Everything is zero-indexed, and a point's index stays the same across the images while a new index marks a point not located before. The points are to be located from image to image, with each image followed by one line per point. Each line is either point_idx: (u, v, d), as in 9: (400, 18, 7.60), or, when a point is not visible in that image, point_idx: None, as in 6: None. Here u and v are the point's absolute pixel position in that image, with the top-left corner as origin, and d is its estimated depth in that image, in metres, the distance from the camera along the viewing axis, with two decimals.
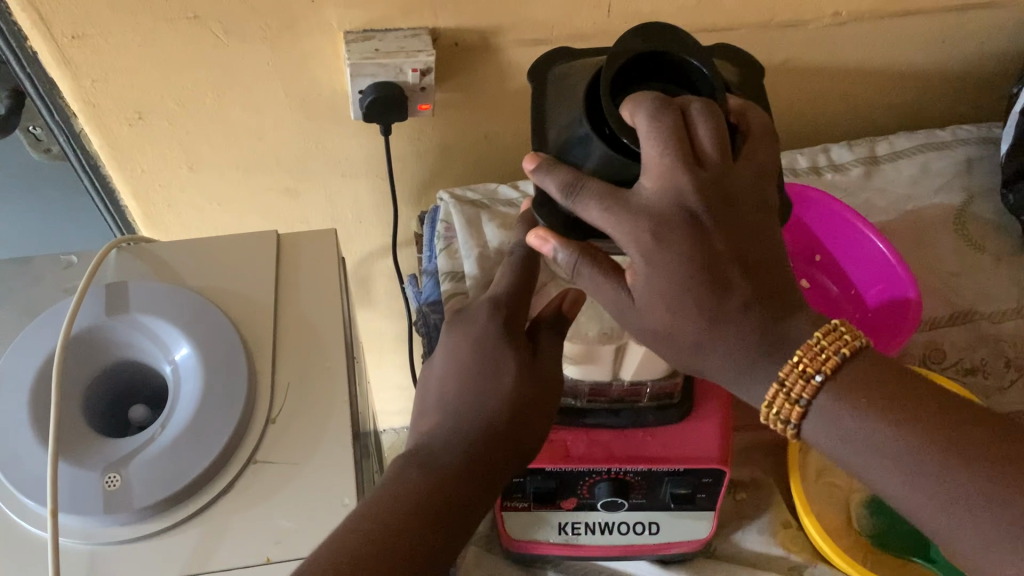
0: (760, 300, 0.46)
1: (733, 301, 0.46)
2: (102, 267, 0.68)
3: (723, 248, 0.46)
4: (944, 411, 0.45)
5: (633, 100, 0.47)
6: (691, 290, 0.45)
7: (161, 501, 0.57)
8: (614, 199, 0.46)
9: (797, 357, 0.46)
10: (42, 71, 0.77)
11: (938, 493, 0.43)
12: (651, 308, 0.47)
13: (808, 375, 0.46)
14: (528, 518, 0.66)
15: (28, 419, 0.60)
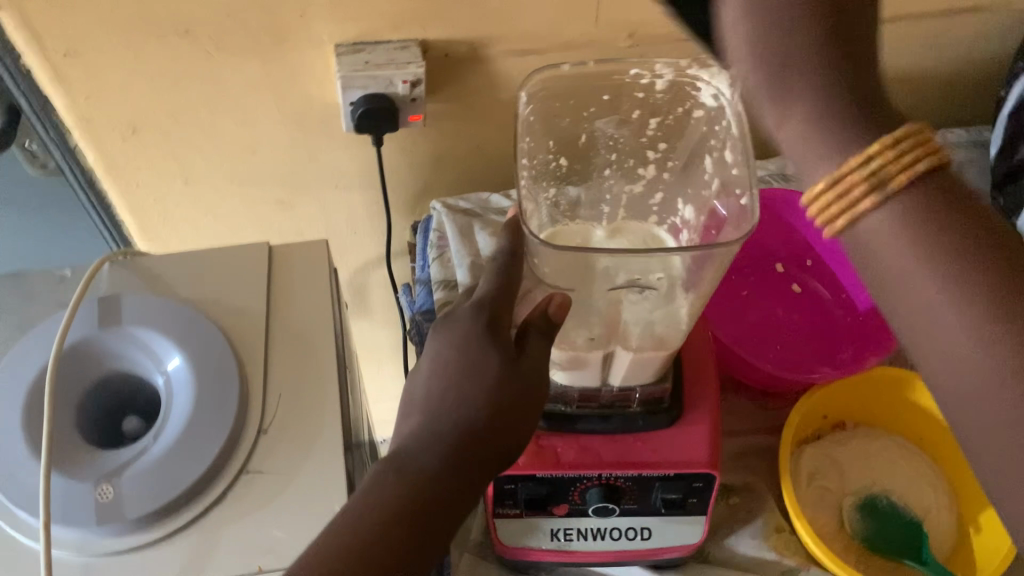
0: (846, 103, 0.42)
1: (814, 77, 0.42)
2: (95, 281, 0.69)
3: (823, 27, 0.42)
4: (1006, 254, 0.39)
5: None
6: (774, 31, 0.41)
7: (154, 512, 0.58)
8: None
9: (868, 150, 0.41)
10: (37, 88, 0.78)
11: (996, 347, 0.38)
12: (788, 140, 0.44)
13: (871, 173, 0.41)
14: (519, 525, 0.66)
15: (22, 432, 0.60)
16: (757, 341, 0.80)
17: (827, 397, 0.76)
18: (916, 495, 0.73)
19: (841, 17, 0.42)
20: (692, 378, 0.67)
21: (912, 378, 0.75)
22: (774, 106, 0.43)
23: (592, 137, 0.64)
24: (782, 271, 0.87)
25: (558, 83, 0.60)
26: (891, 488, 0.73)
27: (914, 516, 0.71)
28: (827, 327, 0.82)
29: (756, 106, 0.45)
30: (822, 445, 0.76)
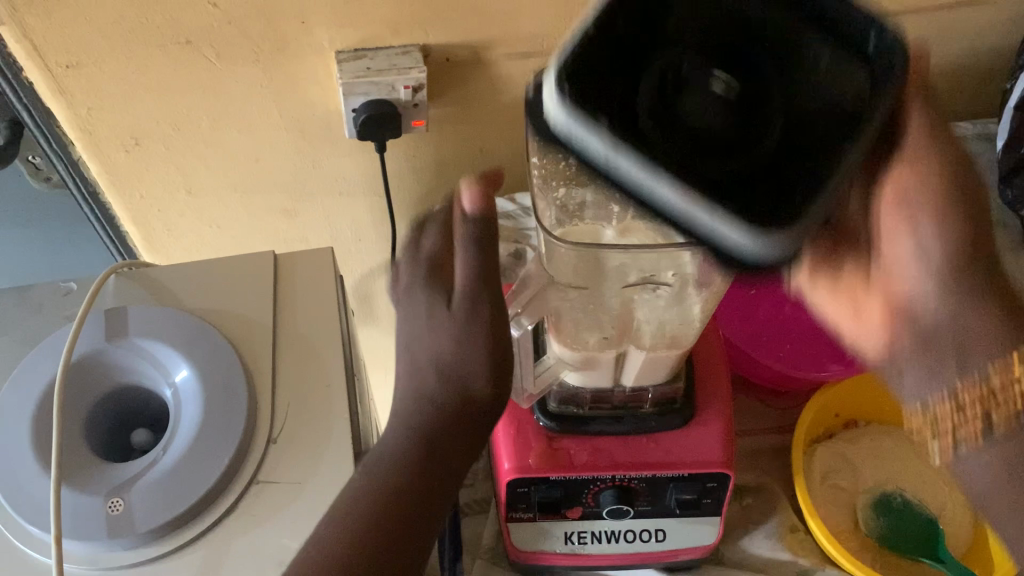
0: (983, 289, 0.50)
1: (983, 285, 0.50)
2: (100, 293, 0.69)
3: (973, 229, 0.50)
4: None
5: (895, 195, 0.52)
6: (965, 291, 0.50)
7: (164, 524, 0.58)
8: (906, 196, 0.51)
9: (987, 383, 0.48)
10: (39, 102, 0.78)
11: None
12: (917, 379, 0.51)
13: (987, 393, 0.48)
14: (532, 529, 0.65)
15: (30, 446, 0.60)
16: (766, 339, 0.79)
17: (836, 397, 0.76)
18: (930, 492, 0.73)
19: (978, 224, 0.51)
20: (704, 376, 0.66)
21: None
22: (936, 325, 0.51)
23: None
24: None
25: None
26: (905, 486, 0.73)
27: (929, 514, 0.71)
28: None
29: (903, 373, 0.53)
30: (835, 443, 0.75)
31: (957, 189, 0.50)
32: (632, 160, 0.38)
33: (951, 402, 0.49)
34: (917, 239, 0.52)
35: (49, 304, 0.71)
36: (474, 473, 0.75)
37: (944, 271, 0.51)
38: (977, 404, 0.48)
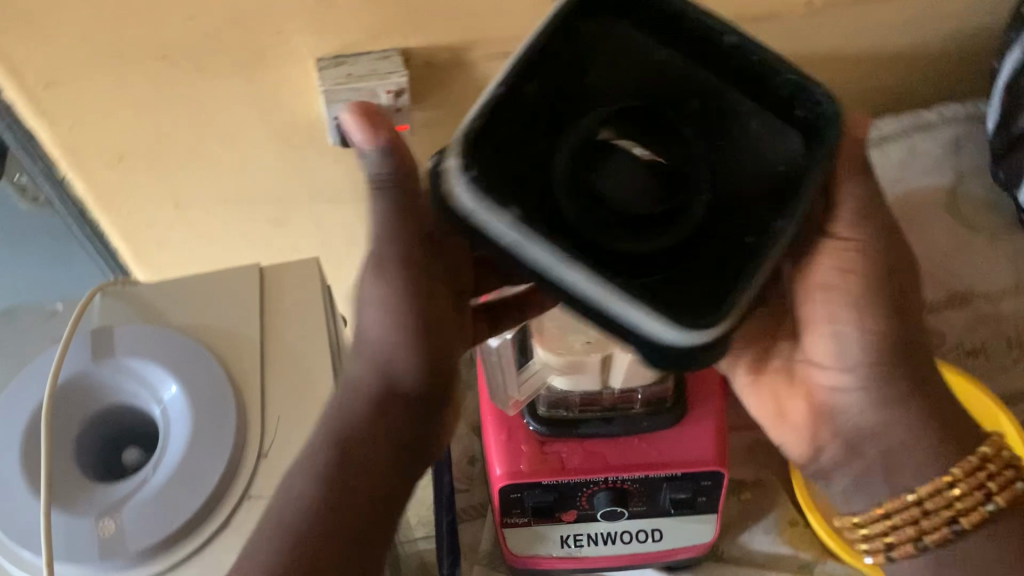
0: (914, 402, 0.54)
1: (914, 408, 0.54)
2: (86, 312, 0.68)
3: (901, 341, 0.54)
4: None
5: (818, 281, 0.55)
6: (894, 401, 0.54)
7: (156, 544, 0.58)
8: (840, 312, 0.54)
9: (934, 483, 0.53)
10: (19, 122, 0.77)
11: None
12: (852, 493, 0.56)
13: (934, 503, 0.53)
14: (528, 534, 0.64)
15: (20, 470, 0.60)
16: None
17: None
18: None
19: (901, 332, 0.54)
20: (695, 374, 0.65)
21: None
22: (883, 444, 0.55)
23: None
24: None
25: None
26: None
27: None
28: None
29: (833, 482, 0.58)
30: None
31: (883, 287, 0.54)
32: (543, 246, 0.40)
33: (883, 518, 0.55)
34: (842, 343, 0.55)
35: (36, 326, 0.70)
36: (470, 478, 0.74)
37: (872, 388, 0.55)
38: (933, 507, 0.53)
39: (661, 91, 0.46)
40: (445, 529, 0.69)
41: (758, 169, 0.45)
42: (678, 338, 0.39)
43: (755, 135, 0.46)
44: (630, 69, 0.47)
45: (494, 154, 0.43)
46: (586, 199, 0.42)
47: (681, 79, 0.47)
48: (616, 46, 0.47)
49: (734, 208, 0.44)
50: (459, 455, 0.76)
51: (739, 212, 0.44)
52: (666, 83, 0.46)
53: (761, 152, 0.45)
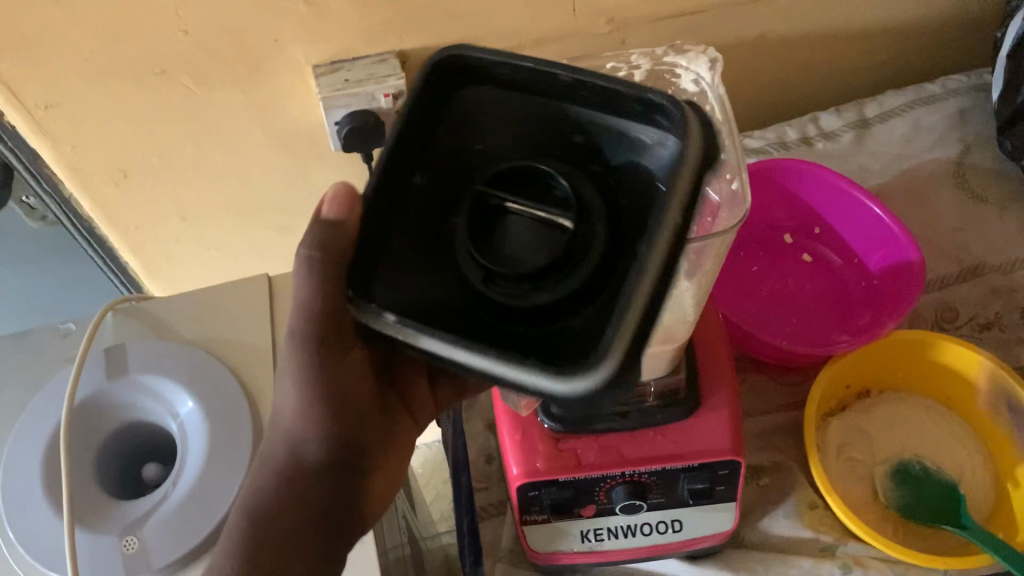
0: None
1: None
2: (99, 331, 0.69)
3: None
4: None
5: None
6: None
7: (178, 560, 0.58)
8: None
9: None
10: (23, 144, 0.78)
11: None
12: None
13: None
14: (547, 530, 0.64)
15: (42, 491, 0.61)
16: (769, 318, 0.79)
17: (847, 367, 0.74)
18: (945, 454, 0.72)
19: None
20: (708, 364, 0.64)
21: (934, 340, 0.72)
22: None
23: None
24: (790, 241, 0.85)
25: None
26: (921, 453, 0.72)
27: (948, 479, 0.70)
28: (840, 296, 0.80)
29: None
30: (849, 414, 0.75)
31: None
32: (441, 340, 0.37)
33: None
34: None
35: (50, 347, 0.71)
36: (488, 477, 0.74)
37: None
38: None
39: (536, 142, 0.43)
40: (466, 529, 0.70)
41: (644, 193, 0.41)
42: (555, 386, 0.35)
43: (637, 151, 0.42)
44: (499, 130, 0.44)
45: (406, 262, 0.42)
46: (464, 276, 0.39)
47: (553, 123, 0.43)
48: (481, 117, 0.44)
49: (625, 236, 0.39)
50: (476, 453, 0.76)
51: (635, 240, 0.39)
52: (540, 134, 0.44)
53: (641, 176, 0.41)
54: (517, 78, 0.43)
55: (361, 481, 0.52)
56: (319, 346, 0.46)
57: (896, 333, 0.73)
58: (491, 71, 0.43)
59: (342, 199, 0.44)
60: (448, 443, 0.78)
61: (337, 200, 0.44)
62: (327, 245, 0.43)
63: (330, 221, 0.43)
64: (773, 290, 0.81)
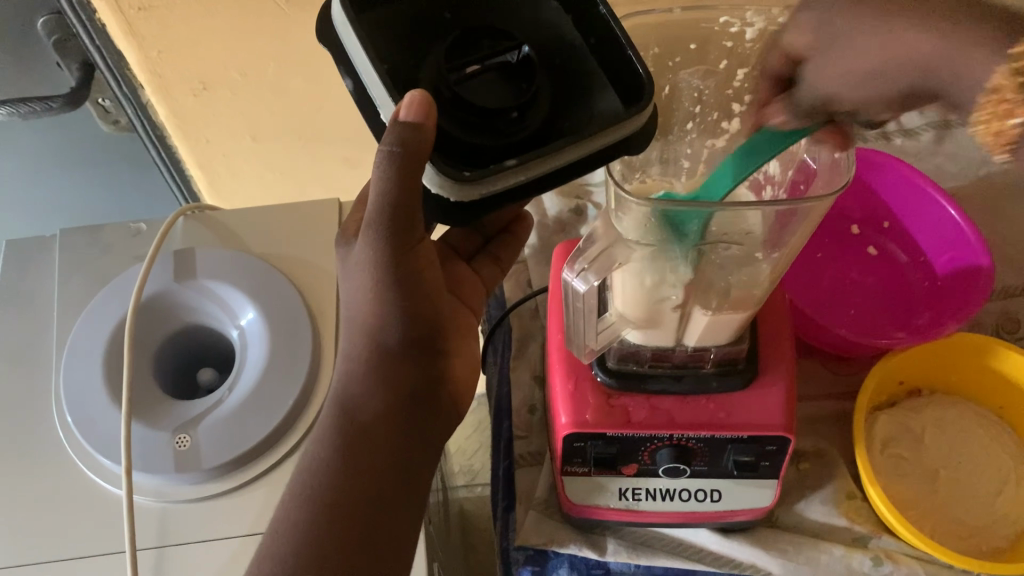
0: None
1: None
2: (170, 233, 0.70)
3: None
4: None
5: None
6: None
7: (227, 462, 0.60)
8: None
9: None
10: (110, 42, 0.78)
11: None
12: None
13: None
14: (587, 483, 0.65)
15: (102, 380, 0.63)
16: (830, 305, 0.78)
17: (902, 364, 0.74)
18: (991, 464, 0.71)
19: None
20: (769, 342, 0.64)
21: (994, 346, 0.72)
22: None
23: (675, 90, 0.56)
24: (857, 232, 0.84)
25: (640, 28, 0.55)
26: (969, 460, 0.71)
27: (991, 470, 0.71)
28: (902, 291, 0.79)
29: None
30: (899, 413, 0.74)
31: None
32: (547, 158, 0.44)
33: None
34: None
35: (119, 244, 0.72)
36: (529, 426, 0.74)
37: None
38: None
39: (427, 22, 0.49)
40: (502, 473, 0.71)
41: (538, 14, 0.50)
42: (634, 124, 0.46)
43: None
44: (407, 38, 0.48)
45: (443, 149, 0.46)
46: (472, 123, 0.46)
47: (425, 15, 0.49)
48: (378, 32, 0.48)
49: (555, 50, 0.50)
50: (520, 402, 0.76)
51: (555, 62, 0.49)
52: (426, 26, 0.49)
53: (532, 27, 0.50)
54: None
55: (433, 358, 0.54)
56: (391, 232, 0.47)
57: (959, 335, 0.73)
58: None
59: (423, 105, 0.42)
60: (494, 388, 0.78)
61: (416, 106, 0.42)
62: (404, 152, 0.42)
63: (411, 125, 0.41)
64: (832, 278, 0.81)
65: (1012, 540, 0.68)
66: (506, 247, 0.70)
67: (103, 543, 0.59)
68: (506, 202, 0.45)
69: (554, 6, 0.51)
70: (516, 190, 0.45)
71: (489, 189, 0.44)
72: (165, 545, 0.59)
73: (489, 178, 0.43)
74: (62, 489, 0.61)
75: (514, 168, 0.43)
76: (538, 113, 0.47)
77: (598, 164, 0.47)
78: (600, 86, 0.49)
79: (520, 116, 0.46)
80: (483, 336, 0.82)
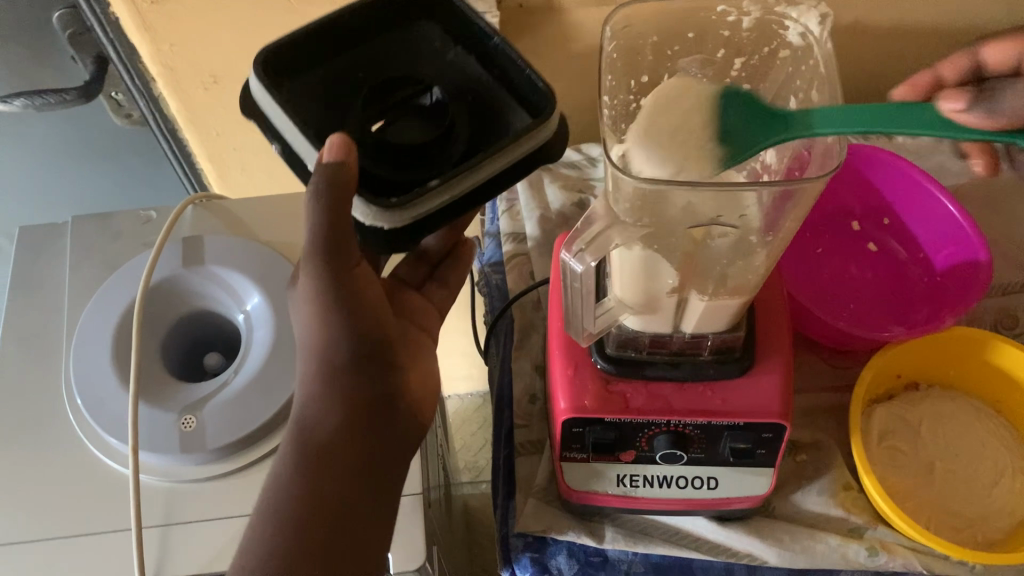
0: None
1: None
2: (179, 221, 0.72)
3: None
4: None
5: None
6: None
7: (232, 443, 0.61)
8: None
9: None
10: (123, 36, 0.80)
11: None
12: None
13: None
14: (585, 470, 0.66)
15: (111, 362, 0.64)
16: (829, 299, 0.79)
17: (900, 357, 0.75)
18: (988, 456, 0.71)
19: None
20: (767, 332, 0.65)
21: (990, 340, 0.73)
22: None
23: (675, 77, 0.58)
24: (858, 229, 0.85)
25: (643, 15, 0.55)
26: (966, 452, 0.72)
27: (988, 462, 0.71)
28: (901, 285, 0.80)
29: None
30: (897, 406, 0.75)
31: None
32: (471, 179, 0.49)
33: None
34: None
35: (130, 231, 0.74)
36: (529, 416, 0.75)
37: None
38: None
39: (346, 79, 0.55)
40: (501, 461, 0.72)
41: (445, 58, 0.57)
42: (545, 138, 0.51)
43: (410, 44, 0.57)
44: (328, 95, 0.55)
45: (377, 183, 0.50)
46: (397, 158, 0.52)
47: (347, 74, 0.56)
48: (300, 92, 0.54)
49: (467, 84, 0.56)
50: (521, 392, 0.77)
51: (468, 91, 0.55)
52: (351, 82, 0.55)
53: (443, 69, 0.57)
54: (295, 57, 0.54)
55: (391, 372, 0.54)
56: (324, 254, 0.48)
57: (956, 329, 0.74)
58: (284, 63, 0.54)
59: (343, 147, 0.46)
60: (496, 378, 0.79)
61: (336, 148, 0.45)
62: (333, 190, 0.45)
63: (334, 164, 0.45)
64: (831, 274, 0.82)
65: (1007, 532, 0.68)
66: (454, 267, 0.70)
67: (109, 521, 0.60)
68: (439, 222, 0.49)
69: (461, 50, 0.57)
70: (446, 211, 0.50)
71: (418, 211, 0.48)
72: (170, 523, 0.60)
73: (418, 203, 0.48)
74: (70, 469, 0.63)
75: (437, 188, 0.48)
76: (459, 140, 0.53)
77: (524, 173, 0.52)
78: (512, 106, 0.54)
79: (443, 145, 0.52)
80: (486, 328, 0.83)
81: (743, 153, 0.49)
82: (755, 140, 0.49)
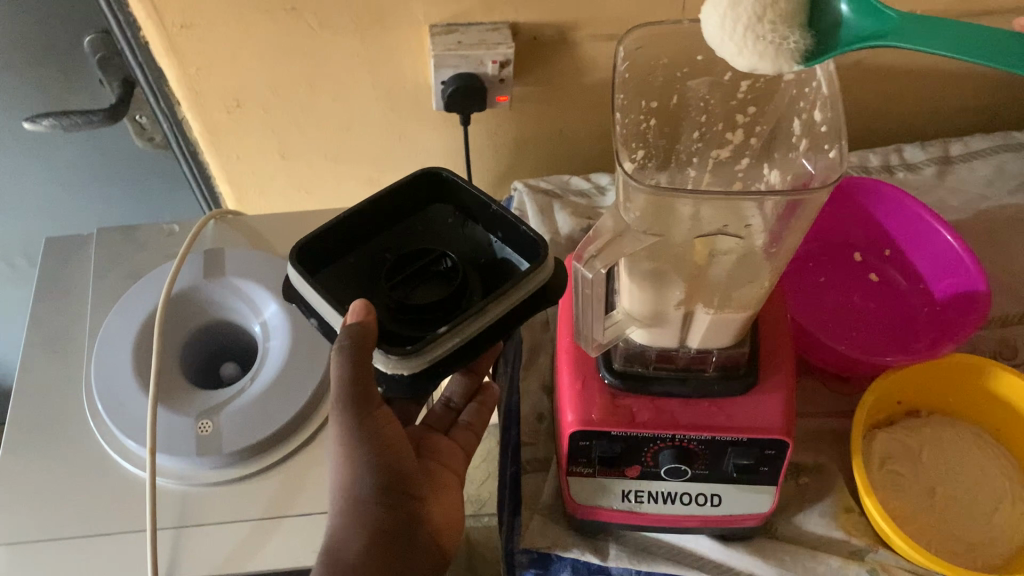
0: None
1: None
2: (201, 236, 0.76)
3: None
4: None
5: None
6: None
7: (246, 448, 0.63)
8: None
9: None
10: (152, 60, 0.82)
11: None
12: None
13: None
14: (591, 484, 0.67)
15: (132, 368, 0.67)
16: (832, 326, 0.81)
17: (899, 383, 0.76)
18: (988, 484, 0.72)
19: None
20: (770, 352, 0.66)
21: (988, 366, 0.74)
22: None
23: (683, 98, 0.61)
24: (860, 259, 0.87)
25: (653, 38, 0.58)
26: (966, 478, 0.73)
27: (989, 490, 0.72)
28: (902, 316, 0.81)
29: None
30: (898, 432, 0.76)
31: None
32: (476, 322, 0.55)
33: None
34: None
35: (154, 242, 0.78)
36: (536, 433, 0.77)
37: None
38: None
39: (371, 263, 0.63)
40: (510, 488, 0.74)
41: (456, 235, 0.65)
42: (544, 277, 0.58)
43: (425, 224, 0.66)
44: (356, 276, 0.62)
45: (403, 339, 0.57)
46: (419, 317, 0.58)
47: (375, 259, 0.63)
48: (332, 280, 0.61)
49: (478, 255, 0.64)
50: (528, 410, 0.78)
51: (478, 264, 0.63)
52: (374, 267, 0.63)
53: (458, 247, 0.65)
54: (326, 244, 0.61)
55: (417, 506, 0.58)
56: (352, 401, 0.53)
57: (953, 356, 0.75)
58: (314, 252, 0.60)
59: (362, 310, 0.53)
60: (505, 397, 0.80)
61: (358, 312, 0.53)
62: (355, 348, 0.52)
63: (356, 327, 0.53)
64: (836, 301, 0.84)
65: (1007, 557, 0.68)
66: (478, 412, 0.73)
67: (125, 523, 0.62)
68: (451, 365, 0.55)
69: (472, 223, 0.66)
70: (456, 353, 0.56)
71: (429, 356, 0.54)
72: (183, 525, 0.62)
73: (427, 348, 0.53)
74: (89, 472, 0.64)
75: (446, 334, 0.54)
76: (471, 296, 0.60)
77: (529, 313, 0.58)
78: (516, 264, 0.62)
79: (458, 299, 0.59)
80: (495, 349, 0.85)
81: (830, 47, 0.47)
82: (855, 33, 0.47)
